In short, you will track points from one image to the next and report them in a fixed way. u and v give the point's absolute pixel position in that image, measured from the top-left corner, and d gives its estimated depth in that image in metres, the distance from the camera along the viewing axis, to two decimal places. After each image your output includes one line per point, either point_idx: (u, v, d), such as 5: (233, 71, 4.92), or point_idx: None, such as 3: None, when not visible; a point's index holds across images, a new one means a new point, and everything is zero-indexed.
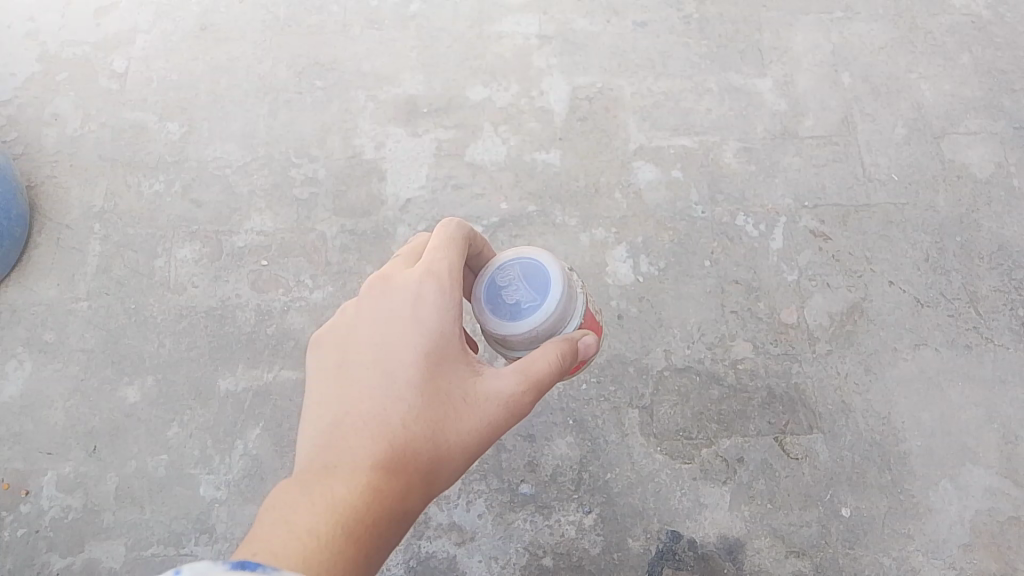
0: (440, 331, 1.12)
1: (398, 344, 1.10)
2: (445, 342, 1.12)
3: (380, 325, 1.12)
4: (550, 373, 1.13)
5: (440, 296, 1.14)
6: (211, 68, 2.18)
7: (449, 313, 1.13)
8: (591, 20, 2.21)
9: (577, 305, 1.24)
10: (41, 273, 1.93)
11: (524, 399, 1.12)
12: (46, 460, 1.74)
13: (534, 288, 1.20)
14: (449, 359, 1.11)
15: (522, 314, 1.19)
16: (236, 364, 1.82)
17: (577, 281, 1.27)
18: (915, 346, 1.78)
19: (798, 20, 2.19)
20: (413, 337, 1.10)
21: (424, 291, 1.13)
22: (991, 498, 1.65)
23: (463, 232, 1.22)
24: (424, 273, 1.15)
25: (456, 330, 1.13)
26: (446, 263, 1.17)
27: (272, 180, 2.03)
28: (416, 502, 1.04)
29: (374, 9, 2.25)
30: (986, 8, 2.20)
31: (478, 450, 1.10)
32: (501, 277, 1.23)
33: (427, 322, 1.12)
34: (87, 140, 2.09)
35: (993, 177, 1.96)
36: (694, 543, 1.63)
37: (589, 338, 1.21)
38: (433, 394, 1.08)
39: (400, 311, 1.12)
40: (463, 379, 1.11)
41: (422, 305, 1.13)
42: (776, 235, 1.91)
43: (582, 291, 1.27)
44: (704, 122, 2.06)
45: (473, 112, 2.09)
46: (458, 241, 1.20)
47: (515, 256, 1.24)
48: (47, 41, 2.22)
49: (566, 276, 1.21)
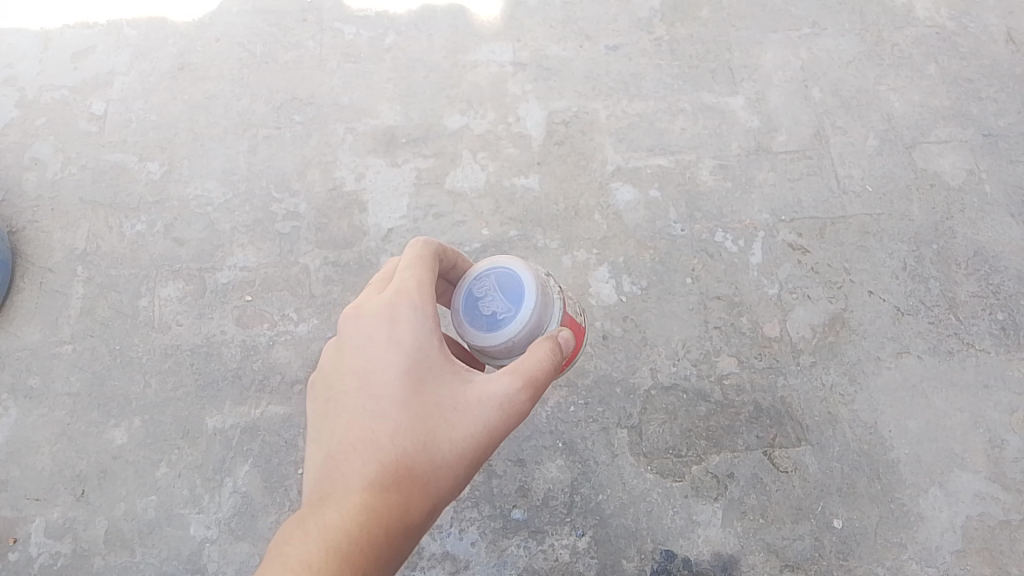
0: (418, 345, 1.11)
1: (379, 365, 1.10)
2: (425, 355, 1.11)
3: (360, 350, 1.12)
4: (539, 372, 1.13)
5: (414, 312, 1.12)
6: (190, 107, 2.20)
7: (425, 329, 1.12)
8: (564, 45, 2.24)
9: (550, 306, 1.24)
10: (25, 319, 1.92)
11: (517, 398, 1.11)
12: (34, 506, 1.73)
13: (509, 297, 1.19)
14: (434, 372, 1.11)
15: (497, 325, 1.18)
16: (223, 402, 1.81)
17: (548, 284, 1.27)
18: (898, 354, 1.80)
19: (767, 38, 2.23)
20: (394, 356, 1.10)
21: (396, 309, 1.12)
22: (980, 503, 1.66)
23: (431, 250, 1.22)
24: (394, 292, 1.14)
25: (438, 342, 1.13)
26: (415, 280, 1.15)
27: (253, 216, 2.03)
28: (419, 514, 1.04)
29: (350, 43, 2.28)
30: (950, 19, 2.25)
31: (477, 455, 1.10)
32: (477, 289, 1.21)
33: (405, 339, 1.11)
34: (67, 183, 2.09)
35: (965, 184, 2.00)
36: (689, 562, 1.63)
37: (566, 335, 1.22)
38: (422, 408, 1.08)
39: (376, 332, 1.12)
40: (451, 389, 1.10)
41: (397, 324, 1.12)
42: (755, 250, 1.93)
43: (555, 293, 1.27)
44: (679, 141, 2.09)
45: (451, 140, 2.11)
46: (427, 259, 1.20)
47: (486, 266, 1.23)
48: (24, 86, 2.23)
49: (538, 282, 1.21)
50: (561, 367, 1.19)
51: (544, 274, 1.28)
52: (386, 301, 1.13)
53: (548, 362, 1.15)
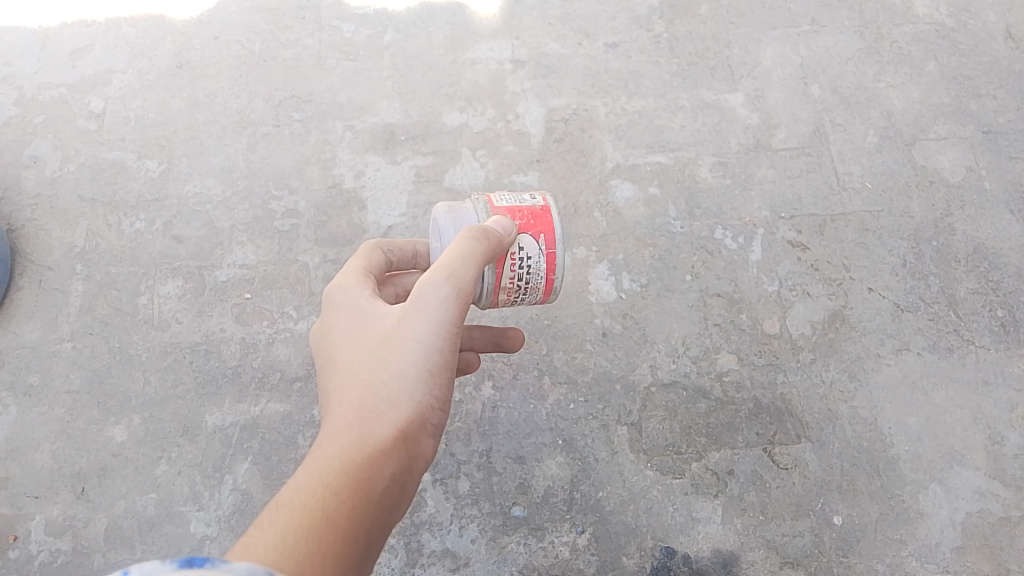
0: (355, 314, 1.17)
1: (330, 342, 1.17)
2: (363, 316, 1.16)
3: (319, 345, 1.21)
4: (451, 256, 1.14)
5: (347, 295, 1.21)
6: (188, 104, 2.19)
7: (358, 295, 1.20)
8: (563, 43, 2.24)
9: (472, 213, 1.32)
10: (24, 317, 1.92)
11: (443, 299, 1.11)
12: (34, 504, 1.73)
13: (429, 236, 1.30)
14: (368, 322, 1.15)
15: None
16: (223, 400, 1.81)
17: (470, 201, 1.36)
18: (897, 351, 1.80)
19: (766, 35, 2.23)
20: (336, 331, 1.17)
21: (333, 302, 1.22)
22: (980, 500, 1.66)
23: (365, 253, 1.35)
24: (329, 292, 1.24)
25: (369, 301, 1.19)
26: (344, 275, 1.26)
27: (252, 214, 2.03)
28: (385, 441, 1.02)
29: (348, 40, 2.27)
30: (949, 16, 2.25)
31: (431, 370, 1.08)
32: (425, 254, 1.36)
33: (342, 313, 1.19)
34: (66, 181, 2.09)
35: (965, 181, 2.00)
36: (689, 559, 1.63)
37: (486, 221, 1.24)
38: (362, 352, 1.11)
39: (326, 327, 1.20)
40: (386, 327, 1.13)
41: (335, 306, 1.21)
42: (754, 247, 1.93)
43: (481, 207, 1.33)
44: (679, 138, 2.08)
45: (451, 138, 2.11)
46: (360, 261, 1.33)
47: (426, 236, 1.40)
48: (23, 85, 2.23)
49: (445, 209, 1.34)
50: (488, 239, 1.18)
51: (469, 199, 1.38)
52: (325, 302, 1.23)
53: (460, 241, 1.15)
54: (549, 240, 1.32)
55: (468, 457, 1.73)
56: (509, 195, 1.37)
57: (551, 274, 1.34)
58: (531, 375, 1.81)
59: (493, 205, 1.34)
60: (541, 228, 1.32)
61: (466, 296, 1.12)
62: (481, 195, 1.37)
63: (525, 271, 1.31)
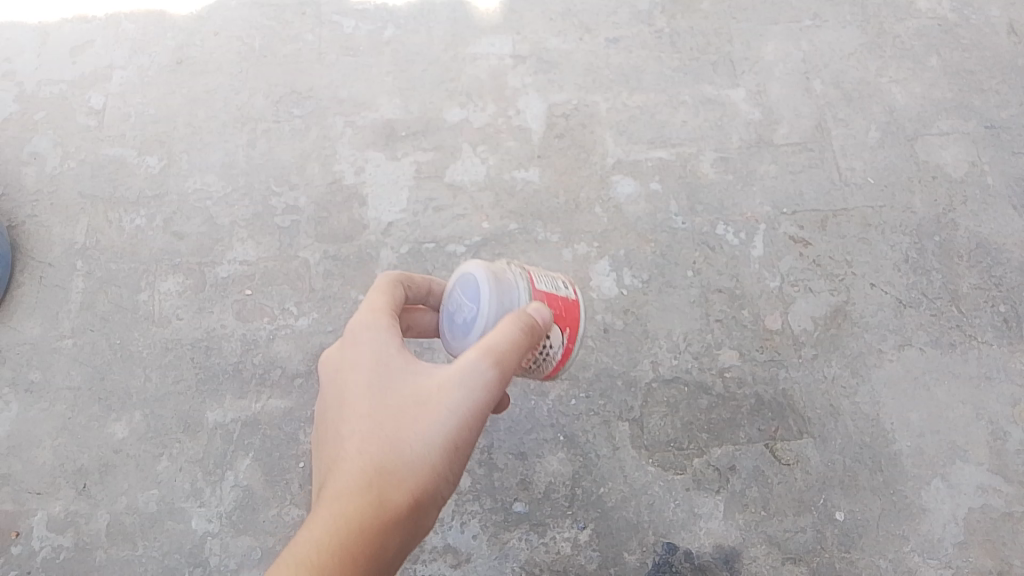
0: (378, 356, 1.11)
1: (346, 382, 1.10)
2: (387, 364, 1.10)
3: (331, 374, 1.13)
4: (500, 340, 1.07)
5: (371, 331, 1.14)
6: (189, 100, 2.19)
7: (384, 341, 1.12)
8: (564, 38, 2.24)
9: (516, 288, 1.21)
10: (25, 313, 1.92)
11: (478, 375, 1.04)
12: (35, 500, 1.73)
13: (470, 297, 1.18)
14: (394, 376, 1.09)
15: (468, 326, 1.17)
16: (224, 396, 1.81)
17: (512, 269, 1.25)
18: (899, 347, 1.80)
19: (768, 30, 2.22)
20: (355, 371, 1.10)
21: (356, 334, 1.14)
22: (982, 495, 1.65)
23: (389, 280, 1.23)
24: (353, 321, 1.16)
25: (396, 349, 1.12)
26: (371, 305, 1.18)
27: (253, 210, 2.03)
28: (398, 512, 0.99)
29: (349, 36, 2.27)
30: (952, 11, 2.24)
31: (454, 442, 1.04)
32: (450, 304, 1.22)
33: (364, 354, 1.11)
34: (66, 177, 2.08)
35: (968, 176, 1.99)
36: (690, 555, 1.63)
37: (538, 307, 1.17)
38: (383, 409, 1.05)
39: (343, 357, 1.13)
40: (412, 385, 1.07)
41: (357, 345, 1.13)
42: (756, 242, 1.92)
43: (523, 280, 1.24)
44: (680, 133, 2.08)
45: (451, 133, 2.10)
46: (386, 287, 1.22)
47: (450, 285, 1.24)
48: (23, 81, 2.23)
49: (491, 274, 1.19)
50: (536, 330, 1.13)
51: (507, 263, 1.27)
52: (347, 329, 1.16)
53: (512, 331, 1.09)
54: (570, 336, 1.33)
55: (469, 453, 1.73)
56: (545, 275, 1.32)
57: (561, 363, 1.35)
58: None
59: (533, 284, 1.25)
60: (570, 324, 1.32)
61: (503, 383, 1.07)
62: (518, 262, 1.28)
63: (542, 360, 1.30)
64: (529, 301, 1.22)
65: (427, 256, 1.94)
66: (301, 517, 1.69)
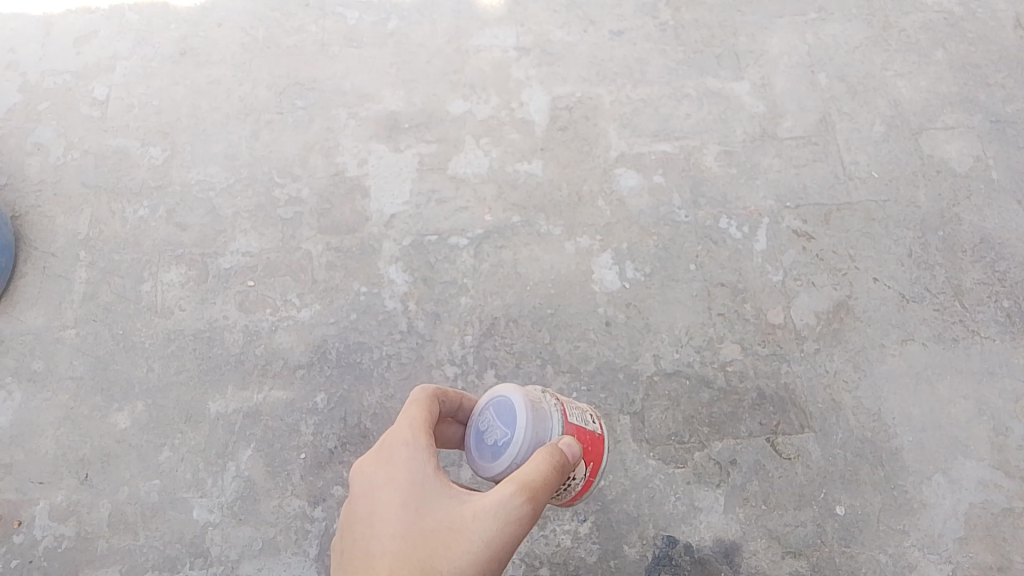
0: (415, 474, 1.07)
1: (377, 499, 1.07)
2: (423, 484, 1.06)
3: (363, 488, 1.09)
4: (536, 477, 1.04)
5: (408, 446, 1.10)
6: (192, 91, 2.19)
7: (420, 460, 1.09)
8: (568, 31, 2.23)
9: (550, 421, 1.19)
10: (29, 303, 1.93)
11: (517, 508, 1.01)
12: (38, 489, 1.73)
13: (505, 422, 1.15)
14: (429, 499, 1.05)
15: (499, 451, 1.13)
16: (226, 386, 1.81)
17: (546, 399, 1.23)
18: (902, 342, 1.79)
19: (773, 23, 2.21)
20: (389, 489, 1.07)
21: (392, 448, 1.11)
22: (983, 491, 1.65)
23: (427, 393, 1.20)
24: (389, 433, 1.13)
25: (432, 468, 1.08)
26: (407, 417, 1.14)
27: (255, 202, 2.03)
28: None
29: (352, 27, 2.26)
30: (958, 5, 2.22)
31: (487, 575, 1.00)
32: (481, 424, 1.18)
33: (400, 471, 1.08)
34: (70, 168, 2.09)
35: (972, 170, 1.98)
36: (690, 548, 1.63)
37: (571, 444, 1.15)
38: (418, 534, 1.01)
39: (376, 472, 1.09)
40: (448, 512, 1.03)
41: (393, 460, 1.09)
42: (759, 236, 1.92)
43: (557, 413, 1.22)
44: (684, 127, 2.07)
45: (454, 126, 2.10)
46: (423, 399, 1.18)
47: (482, 403, 1.21)
48: (26, 71, 2.23)
49: (528, 401, 1.17)
50: (568, 466, 1.11)
51: (541, 393, 1.25)
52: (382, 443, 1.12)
53: (547, 470, 1.06)
54: (593, 470, 1.30)
55: None
56: (576, 408, 1.30)
57: (579, 499, 1.31)
58: (534, 364, 1.80)
59: (566, 419, 1.23)
60: (595, 458, 1.29)
61: (534, 523, 1.03)
62: (552, 395, 1.26)
63: (561, 495, 1.26)
64: (561, 435, 1.20)
65: (429, 248, 1.94)
66: (303, 508, 1.69)
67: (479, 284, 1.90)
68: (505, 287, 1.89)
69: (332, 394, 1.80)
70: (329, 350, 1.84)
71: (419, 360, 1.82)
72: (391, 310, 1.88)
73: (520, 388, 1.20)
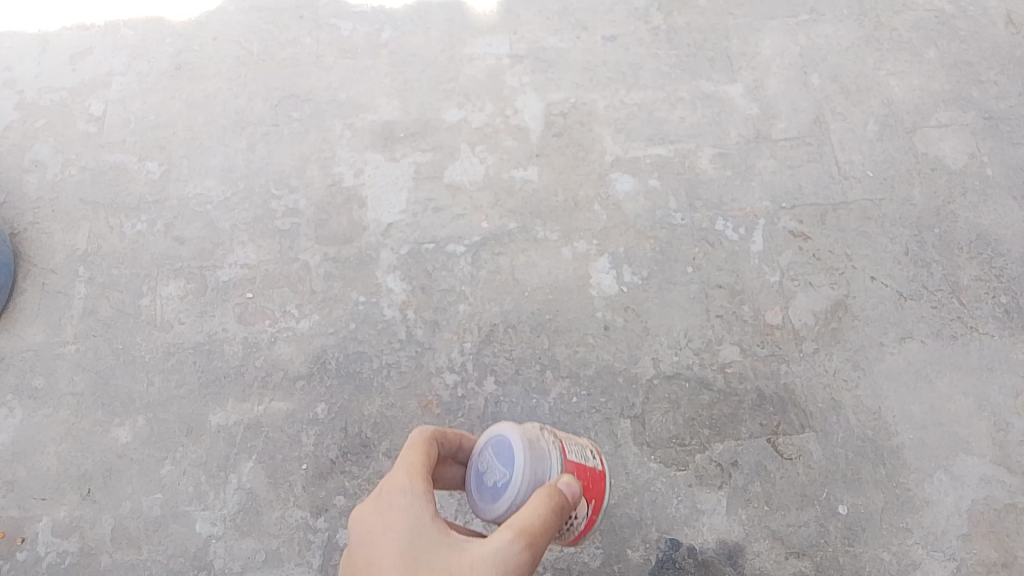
0: (413, 521, 1.04)
1: (374, 546, 1.03)
2: (421, 532, 1.03)
3: (360, 535, 1.06)
4: (536, 521, 1.02)
5: (406, 494, 1.07)
6: (188, 106, 2.20)
7: (417, 507, 1.06)
8: (560, 37, 2.24)
9: (549, 459, 1.18)
10: (29, 319, 1.93)
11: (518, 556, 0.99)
12: (41, 506, 1.73)
13: (503, 463, 1.15)
14: (427, 545, 1.01)
15: (499, 493, 1.13)
16: (226, 399, 1.82)
17: (544, 437, 1.22)
18: (901, 340, 1.79)
19: (765, 25, 2.22)
20: (387, 537, 1.03)
21: (391, 495, 1.08)
22: (986, 487, 1.65)
23: (426, 439, 1.18)
24: (387, 481, 1.10)
25: (431, 514, 1.05)
26: (405, 464, 1.12)
27: (253, 214, 2.03)
28: None
29: (346, 38, 2.27)
30: (948, 3, 2.23)
31: None
32: (481, 465, 1.18)
33: (398, 518, 1.05)
34: (68, 184, 2.09)
35: (967, 167, 1.99)
36: (694, 551, 1.63)
37: (570, 480, 1.13)
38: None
39: (373, 520, 1.06)
40: (446, 558, 1.00)
41: (390, 507, 1.07)
42: (756, 238, 1.92)
43: (555, 450, 1.21)
44: (678, 130, 2.08)
45: (450, 134, 2.11)
46: (422, 446, 1.17)
47: (482, 444, 1.21)
48: (23, 89, 2.24)
49: (526, 440, 1.17)
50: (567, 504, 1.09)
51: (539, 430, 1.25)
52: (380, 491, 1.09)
53: (547, 512, 1.04)
54: (595, 505, 1.29)
55: None
56: (575, 443, 1.29)
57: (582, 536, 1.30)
58: (534, 369, 1.80)
59: (565, 456, 1.22)
60: (597, 493, 1.28)
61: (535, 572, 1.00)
62: (551, 431, 1.26)
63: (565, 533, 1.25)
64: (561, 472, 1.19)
65: (427, 257, 1.95)
66: (305, 519, 1.69)
67: (477, 290, 1.90)
68: (503, 293, 1.89)
69: (333, 404, 1.80)
70: (330, 360, 1.84)
71: (419, 368, 1.82)
72: (390, 319, 1.88)
73: (518, 426, 1.20)
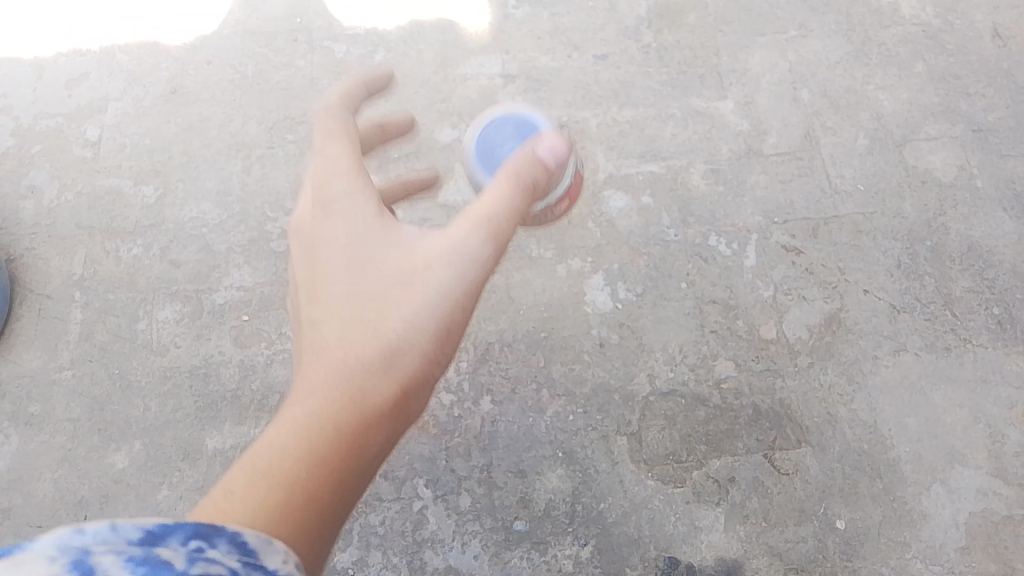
0: (358, 204, 1.10)
1: (324, 251, 1.08)
2: (369, 216, 1.09)
3: (304, 245, 1.10)
4: (498, 207, 1.09)
5: (346, 188, 1.11)
6: (182, 129, 2.21)
7: (364, 203, 1.10)
8: (552, 56, 2.26)
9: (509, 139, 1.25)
10: (25, 345, 1.93)
11: (475, 246, 1.06)
12: (38, 533, 1.74)
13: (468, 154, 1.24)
14: (376, 241, 1.08)
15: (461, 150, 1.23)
16: (223, 422, 1.82)
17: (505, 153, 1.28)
18: (895, 353, 1.80)
19: (754, 41, 2.24)
20: (340, 249, 1.07)
21: (332, 190, 1.11)
22: (982, 500, 1.66)
23: (349, 98, 1.24)
24: (318, 164, 1.13)
25: (379, 208, 1.10)
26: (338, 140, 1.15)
27: (248, 237, 2.04)
28: (386, 401, 0.98)
29: (339, 61, 2.29)
30: (936, 16, 2.25)
31: (446, 323, 1.05)
32: None
33: (342, 216, 1.09)
34: (63, 210, 2.10)
35: (957, 180, 2.00)
36: (692, 568, 1.64)
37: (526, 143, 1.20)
38: (369, 284, 1.04)
39: (323, 221, 1.09)
40: (398, 246, 1.08)
41: (336, 205, 1.10)
42: (749, 253, 1.93)
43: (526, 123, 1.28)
44: (670, 146, 2.09)
45: (443, 154, 2.12)
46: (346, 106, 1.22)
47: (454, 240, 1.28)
48: (19, 115, 2.25)
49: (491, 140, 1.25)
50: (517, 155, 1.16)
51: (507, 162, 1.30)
52: (311, 185, 1.13)
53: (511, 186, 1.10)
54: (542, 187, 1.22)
55: (468, 472, 1.74)
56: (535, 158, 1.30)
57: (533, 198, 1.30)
58: (530, 388, 1.81)
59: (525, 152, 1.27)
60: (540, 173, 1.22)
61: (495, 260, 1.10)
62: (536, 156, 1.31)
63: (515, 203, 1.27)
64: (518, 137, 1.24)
65: None
66: None
67: (472, 309, 1.91)
68: (498, 312, 1.90)
69: None
70: None
71: None
72: None
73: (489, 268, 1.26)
